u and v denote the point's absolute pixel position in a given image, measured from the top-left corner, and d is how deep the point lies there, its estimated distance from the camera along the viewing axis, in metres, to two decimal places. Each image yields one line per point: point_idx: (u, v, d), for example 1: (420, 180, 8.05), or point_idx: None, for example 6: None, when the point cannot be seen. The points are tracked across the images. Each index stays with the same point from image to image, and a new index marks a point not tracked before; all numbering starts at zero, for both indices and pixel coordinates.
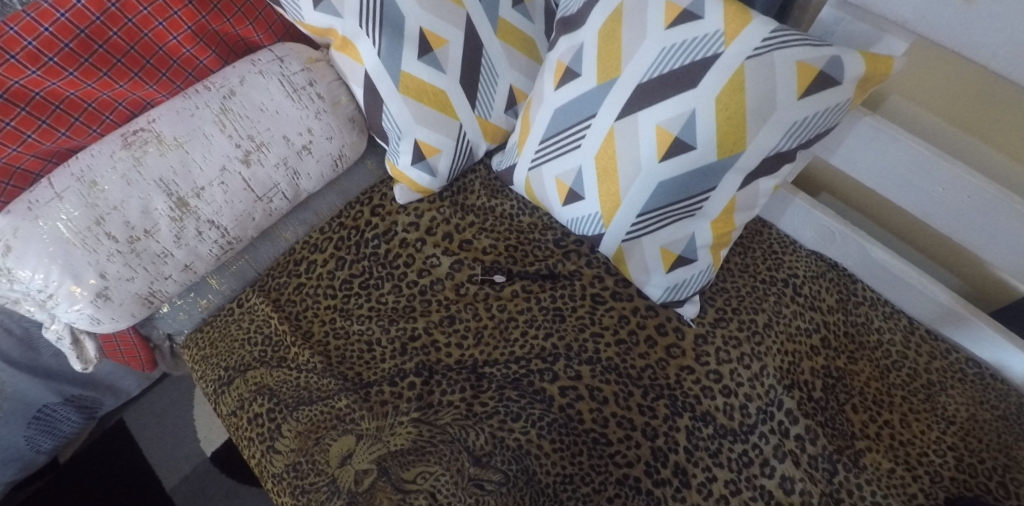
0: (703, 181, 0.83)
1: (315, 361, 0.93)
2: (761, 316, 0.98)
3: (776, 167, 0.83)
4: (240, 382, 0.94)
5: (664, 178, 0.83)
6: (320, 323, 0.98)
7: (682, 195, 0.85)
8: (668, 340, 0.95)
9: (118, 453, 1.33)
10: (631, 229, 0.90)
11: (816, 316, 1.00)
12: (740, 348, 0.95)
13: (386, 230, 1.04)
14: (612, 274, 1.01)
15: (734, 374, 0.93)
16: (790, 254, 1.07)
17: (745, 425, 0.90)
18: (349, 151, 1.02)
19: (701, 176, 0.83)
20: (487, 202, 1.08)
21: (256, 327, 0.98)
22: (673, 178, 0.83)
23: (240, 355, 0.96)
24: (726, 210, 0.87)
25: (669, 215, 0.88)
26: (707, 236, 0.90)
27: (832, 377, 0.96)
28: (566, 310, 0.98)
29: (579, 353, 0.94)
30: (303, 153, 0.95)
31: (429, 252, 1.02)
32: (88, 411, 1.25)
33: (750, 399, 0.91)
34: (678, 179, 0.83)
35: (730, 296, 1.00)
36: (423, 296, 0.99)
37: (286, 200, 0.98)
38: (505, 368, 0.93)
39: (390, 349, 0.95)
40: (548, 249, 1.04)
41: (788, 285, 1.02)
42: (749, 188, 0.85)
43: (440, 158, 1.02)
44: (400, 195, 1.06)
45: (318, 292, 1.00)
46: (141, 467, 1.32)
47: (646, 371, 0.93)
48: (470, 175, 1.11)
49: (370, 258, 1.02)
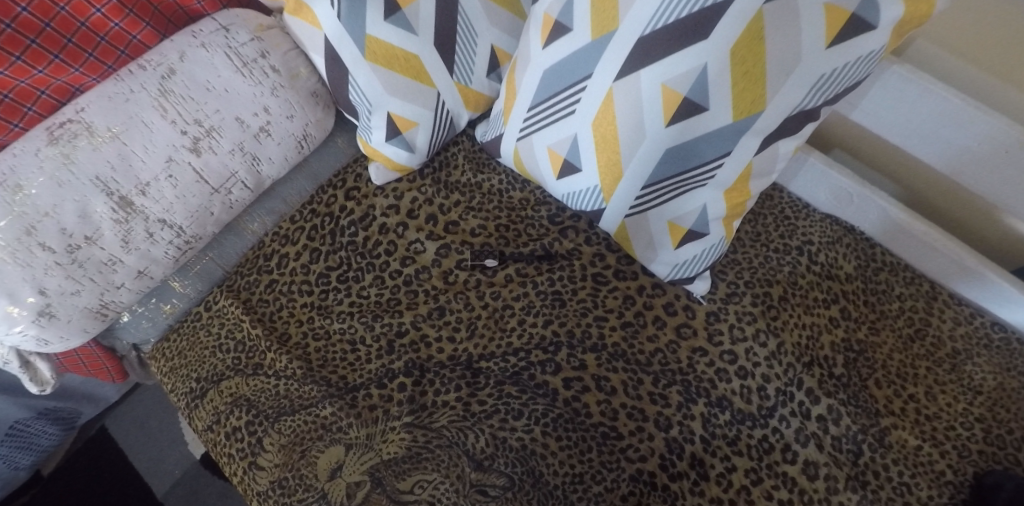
0: (716, 147, 0.74)
1: (294, 367, 0.84)
2: (776, 289, 0.91)
3: (798, 127, 0.74)
4: (214, 394, 0.86)
5: (673, 144, 0.74)
6: (296, 324, 0.89)
7: (692, 163, 0.76)
8: (678, 321, 0.88)
9: (103, 461, 1.26)
10: (636, 203, 0.82)
11: (834, 285, 0.94)
12: (755, 324, 0.88)
13: (363, 215, 0.94)
14: (614, 251, 0.92)
15: (750, 354, 0.86)
16: (803, 219, 1.00)
17: (764, 408, 0.84)
18: (315, 130, 0.91)
19: (712, 140, 0.73)
20: (473, 177, 0.98)
21: (227, 333, 0.89)
22: (681, 144, 0.74)
23: (212, 364, 0.88)
24: (742, 178, 0.77)
25: (678, 185, 0.79)
26: (720, 208, 0.80)
27: (853, 351, 0.90)
28: (566, 294, 0.89)
29: (582, 341, 0.87)
30: (261, 136, 0.84)
31: (412, 238, 0.93)
32: (66, 422, 1.18)
33: (768, 380, 0.85)
34: (687, 146, 0.74)
35: (742, 268, 0.93)
36: (409, 288, 0.90)
37: (249, 190, 0.88)
38: (503, 361, 0.86)
39: (376, 348, 0.86)
40: (543, 227, 0.95)
41: (802, 253, 0.96)
42: (768, 151, 0.76)
43: (418, 132, 0.92)
44: (376, 174, 0.96)
45: (293, 289, 0.91)
46: (129, 474, 1.25)
47: (656, 356, 0.86)
48: (453, 148, 1.01)
49: (347, 248, 0.93)
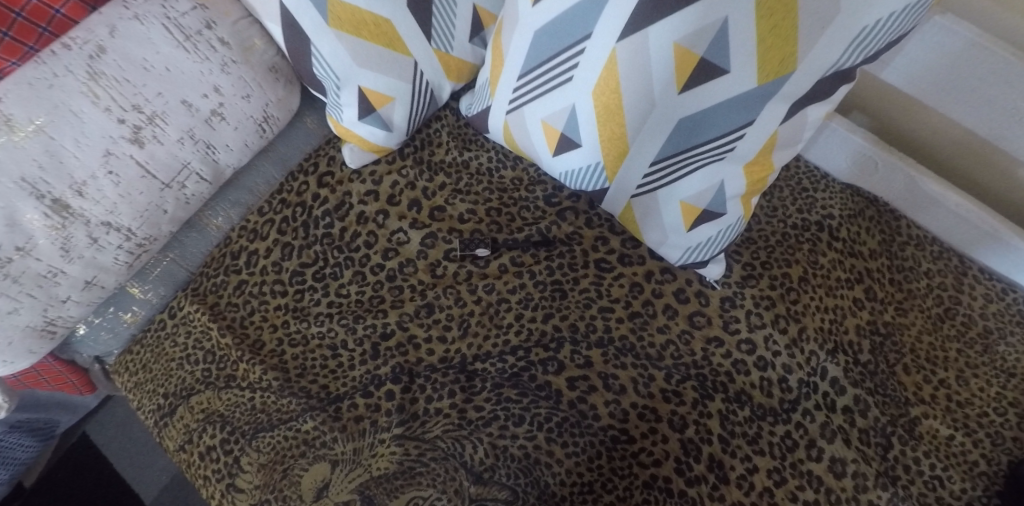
0: (736, 116, 0.64)
1: (270, 378, 0.76)
2: (795, 270, 0.84)
3: (832, 89, 0.63)
4: (184, 411, 0.78)
5: (687, 113, 0.65)
6: (270, 329, 0.80)
7: (708, 136, 0.66)
8: (690, 309, 0.80)
9: (90, 469, 1.19)
10: (645, 181, 0.73)
11: (857, 263, 0.87)
12: (774, 309, 0.81)
13: (339, 204, 0.85)
14: (618, 233, 0.84)
15: (769, 343, 0.79)
16: (822, 190, 0.92)
17: (786, 402, 0.77)
18: (277, 110, 0.81)
19: (732, 109, 0.64)
20: (459, 156, 0.89)
21: (194, 342, 0.81)
22: (696, 113, 0.65)
23: (180, 377, 0.80)
24: (764, 150, 0.68)
25: (692, 160, 0.69)
26: (739, 184, 0.71)
27: (879, 334, 0.83)
28: (567, 284, 0.81)
29: (587, 335, 0.79)
30: (214, 121, 0.74)
31: (394, 227, 0.84)
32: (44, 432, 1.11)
33: (790, 371, 0.78)
34: (703, 115, 0.65)
35: (758, 247, 0.85)
36: (393, 284, 0.82)
37: (206, 183, 0.78)
38: (500, 361, 0.78)
39: (359, 352, 0.78)
40: (539, 210, 0.86)
41: (822, 229, 0.88)
42: (795, 118, 0.66)
43: (394, 107, 0.82)
44: (351, 157, 0.86)
45: (264, 290, 0.82)
46: (117, 481, 1.19)
47: (667, 349, 0.79)
48: (436, 124, 0.90)
49: (323, 241, 0.83)
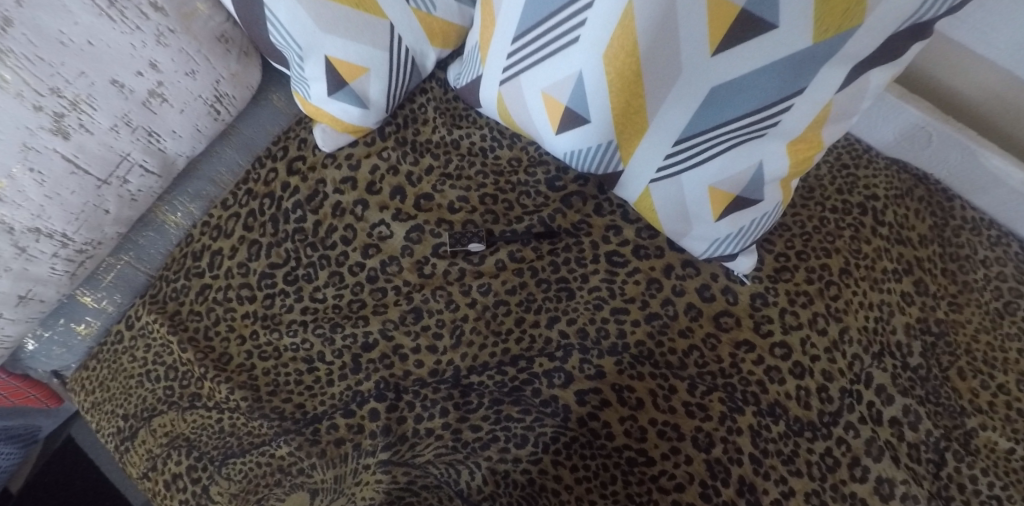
0: (782, 82, 0.52)
1: (237, 398, 0.67)
2: (835, 261, 0.74)
3: (904, 48, 0.51)
4: (146, 435, 0.69)
5: (721, 79, 0.53)
6: (238, 341, 0.70)
7: (746, 108, 0.54)
8: (716, 308, 0.71)
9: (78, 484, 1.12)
10: (666, 163, 0.61)
11: (905, 252, 0.77)
12: (811, 308, 0.71)
13: (311, 194, 0.75)
14: (631, 222, 0.73)
15: (806, 346, 0.69)
16: (865, 166, 0.81)
17: (826, 415, 0.68)
18: (231, 87, 0.70)
19: (778, 73, 0.51)
20: (448, 135, 0.77)
21: (155, 356, 0.72)
22: (732, 78, 0.53)
23: (140, 397, 0.71)
24: (814, 125, 0.55)
25: (725, 138, 0.57)
26: (780, 165, 0.59)
27: (931, 334, 0.74)
28: (575, 282, 0.71)
29: (598, 342, 0.69)
30: (153, 103, 0.63)
31: (375, 220, 0.73)
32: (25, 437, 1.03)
33: (831, 379, 0.69)
34: (741, 81, 0.53)
35: (793, 235, 0.75)
36: (375, 286, 0.71)
37: (153, 176, 0.68)
38: (499, 374, 0.68)
39: (339, 366, 0.68)
40: (541, 196, 0.75)
41: (865, 211, 0.77)
42: (855, 85, 0.53)
43: (369, 80, 0.70)
44: (323, 139, 0.75)
45: (230, 296, 0.72)
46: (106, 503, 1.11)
47: (691, 356, 0.69)
48: (420, 98, 0.79)
49: (295, 237, 0.73)
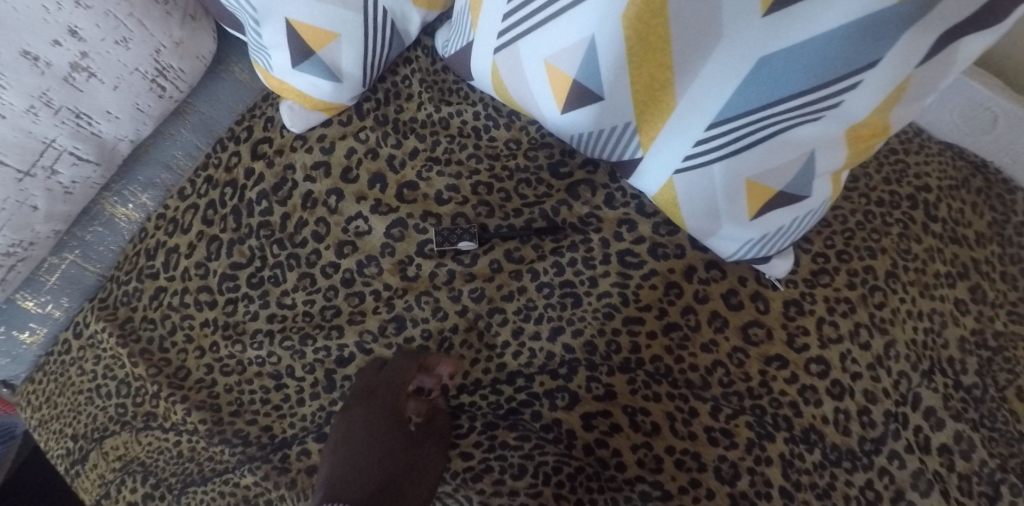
0: (854, 52, 0.40)
1: (195, 421, 0.59)
2: (881, 263, 0.65)
3: (1009, 10, 0.40)
4: (98, 459, 0.62)
5: (772, 46, 0.42)
6: (196, 354, 0.62)
7: (803, 84, 0.43)
8: (744, 317, 0.61)
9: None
10: (694, 151, 0.50)
11: (960, 253, 0.69)
12: (853, 318, 0.62)
13: (278, 183, 0.65)
14: (647, 216, 0.63)
15: (847, 362, 0.60)
16: (915, 153, 0.72)
17: (867, 442, 0.59)
18: (176, 58, 0.59)
19: (849, 40, 0.40)
20: (436, 112, 0.66)
21: (105, 370, 0.63)
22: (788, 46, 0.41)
23: (90, 415, 0.63)
24: (883, 106, 0.44)
25: (772, 121, 0.46)
26: (835, 155, 0.48)
27: (987, 349, 0.66)
28: (582, 287, 0.61)
29: (607, 357, 0.60)
30: (77, 79, 0.53)
31: (351, 213, 0.63)
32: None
33: (874, 401, 0.60)
34: (799, 49, 0.41)
35: (833, 232, 0.66)
36: (351, 290, 0.62)
37: (88, 164, 0.58)
38: (494, 393, 0.60)
39: (310, 383, 0.60)
40: (543, 185, 0.65)
41: (915, 205, 0.69)
42: (940, 57, 0.42)
43: (340, 48, 0.59)
44: (292, 118, 0.65)
45: (187, 301, 0.63)
46: None
47: (714, 373, 0.60)
48: (404, 69, 0.68)
49: (260, 233, 0.64)
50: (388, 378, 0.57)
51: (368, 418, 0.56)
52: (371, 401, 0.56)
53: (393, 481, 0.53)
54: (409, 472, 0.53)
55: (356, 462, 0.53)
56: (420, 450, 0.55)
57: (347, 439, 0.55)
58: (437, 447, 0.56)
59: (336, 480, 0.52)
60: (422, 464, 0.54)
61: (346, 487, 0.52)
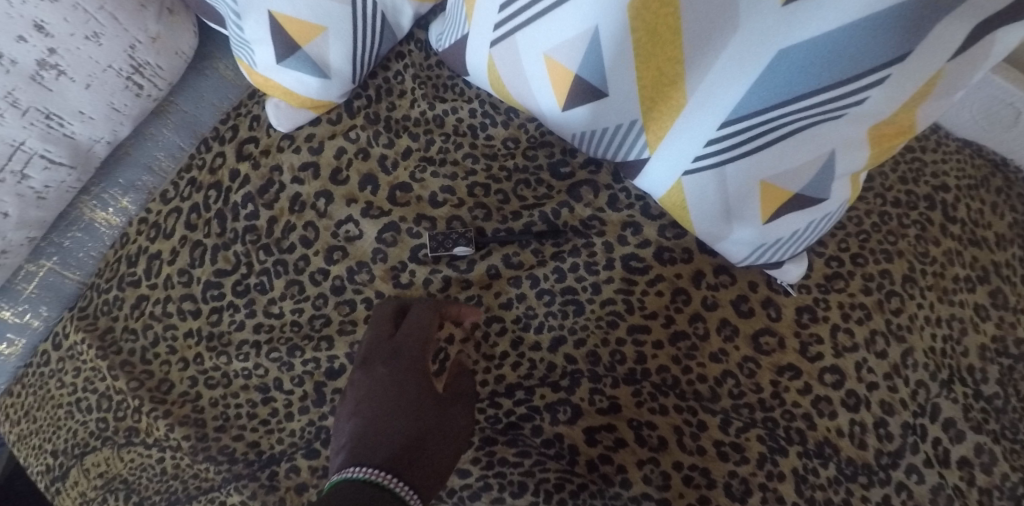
0: (882, 44, 0.37)
1: (178, 437, 0.56)
2: (898, 266, 0.61)
3: None
4: (78, 476, 0.59)
5: (794, 37, 0.38)
6: (180, 366, 0.59)
7: (826, 79, 0.39)
8: (755, 325, 0.58)
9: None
10: (705, 152, 0.47)
11: (980, 255, 0.65)
12: (869, 325, 0.59)
13: (264, 184, 0.61)
14: (653, 219, 0.59)
15: (863, 372, 0.57)
16: (932, 150, 0.69)
17: (885, 455, 0.56)
18: (154, 54, 0.56)
19: (877, 30, 0.36)
20: (430, 109, 0.63)
21: (84, 384, 0.60)
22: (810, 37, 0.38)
23: (70, 430, 0.60)
24: (910, 103, 0.41)
25: (790, 119, 0.42)
26: (857, 154, 0.45)
27: (1008, 357, 0.63)
28: (584, 294, 0.58)
29: (612, 368, 0.57)
30: (46, 77, 0.49)
31: (341, 216, 0.60)
32: None
33: (891, 412, 0.57)
34: (822, 42, 0.38)
35: (848, 234, 0.62)
36: (342, 298, 0.59)
37: (62, 168, 0.55)
38: (493, 407, 0.57)
39: (299, 396, 0.57)
40: (542, 186, 0.62)
41: (933, 205, 0.65)
42: (974, 49, 0.38)
43: (327, 42, 0.56)
44: (277, 116, 0.61)
45: (170, 310, 0.60)
46: None
47: (724, 384, 0.57)
48: (396, 64, 0.64)
49: (246, 238, 0.61)
50: (412, 332, 0.54)
51: (394, 373, 0.51)
52: (395, 357, 0.52)
53: (421, 439, 0.47)
54: (439, 430, 0.48)
55: (380, 418, 0.48)
56: (448, 411, 0.51)
57: (369, 396, 0.50)
58: (465, 410, 0.52)
59: (359, 436, 0.46)
60: (452, 425, 0.50)
61: (371, 443, 0.45)
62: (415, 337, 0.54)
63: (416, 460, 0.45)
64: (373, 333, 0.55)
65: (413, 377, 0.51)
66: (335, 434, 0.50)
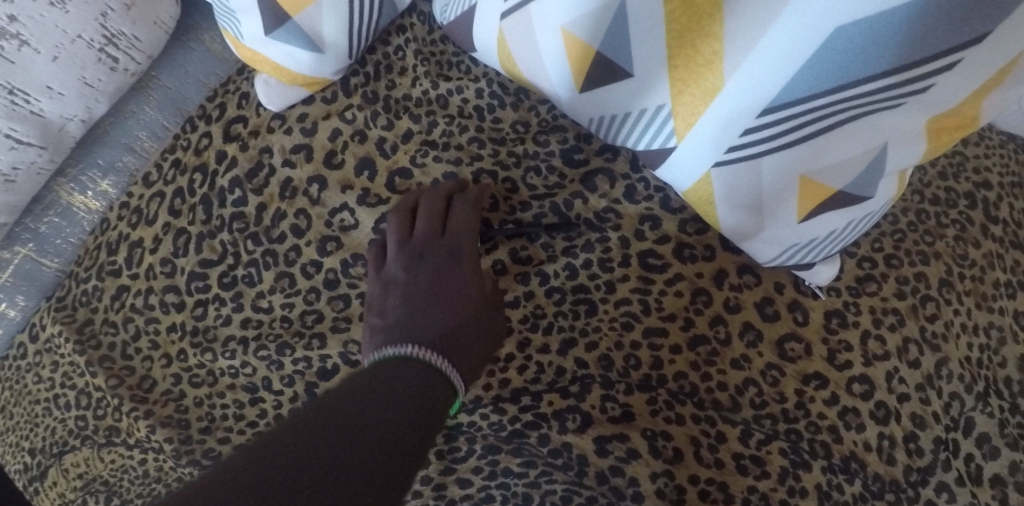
0: (959, 25, 0.32)
1: (160, 439, 0.53)
2: (935, 269, 0.57)
3: None
4: (57, 476, 0.56)
5: (857, 14, 0.33)
6: (163, 362, 0.56)
7: (889, 64, 0.34)
8: (780, 330, 0.54)
9: None
10: (740, 142, 0.42)
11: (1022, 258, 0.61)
12: (903, 332, 0.54)
13: (252, 168, 0.57)
14: (673, 213, 0.55)
15: (894, 383, 0.53)
16: (976, 142, 0.64)
17: (914, 472, 0.52)
18: (129, 23, 0.51)
19: (957, 8, 0.31)
20: (432, 89, 0.58)
21: (63, 380, 0.57)
22: (877, 14, 0.32)
23: (47, 428, 0.57)
24: (978, 93, 0.36)
25: (840, 107, 0.37)
26: (910, 147, 0.40)
27: None
28: (597, 292, 0.54)
29: (625, 374, 0.53)
30: (6, 47, 0.44)
31: (335, 204, 0.56)
32: None
33: (923, 426, 0.53)
34: (888, 23, 0.32)
35: (883, 233, 0.58)
36: (335, 293, 0.55)
37: (31, 148, 0.50)
38: (496, 412, 0.53)
39: (288, 398, 0.53)
40: (554, 174, 0.57)
41: (975, 203, 0.61)
42: None
43: (321, 13, 0.51)
44: (268, 95, 0.57)
45: (152, 303, 0.56)
46: None
47: (745, 393, 0.53)
48: (397, 39, 0.59)
49: (233, 226, 0.56)
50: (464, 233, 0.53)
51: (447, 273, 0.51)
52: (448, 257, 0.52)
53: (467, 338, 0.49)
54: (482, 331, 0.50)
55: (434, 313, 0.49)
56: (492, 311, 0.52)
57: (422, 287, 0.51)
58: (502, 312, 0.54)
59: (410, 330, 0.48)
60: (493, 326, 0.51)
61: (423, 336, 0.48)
62: (471, 239, 0.53)
63: (462, 351, 0.48)
64: (424, 226, 0.53)
65: (464, 279, 0.52)
66: (376, 311, 0.51)
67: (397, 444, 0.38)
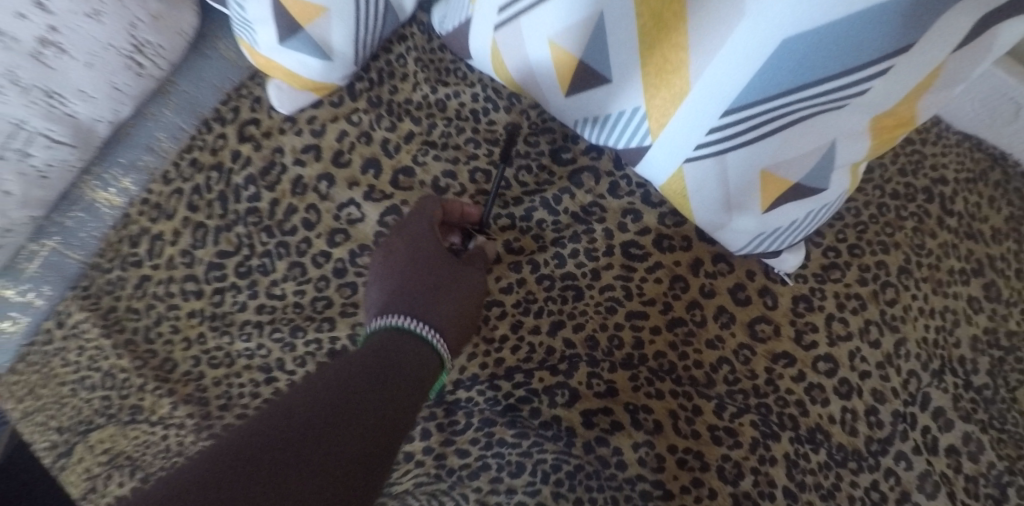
0: (887, 36, 0.37)
1: (183, 415, 0.57)
2: (894, 258, 0.62)
3: None
4: (83, 452, 0.59)
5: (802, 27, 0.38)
6: (183, 345, 0.60)
7: (831, 70, 0.39)
8: (751, 313, 0.59)
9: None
10: (707, 140, 0.46)
11: (976, 248, 0.66)
12: (864, 314, 0.59)
13: (266, 167, 0.62)
14: (652, 206, 0.61)
15: (855, 361, 0.58)
16: (931, 142, 0.70)
17: (875, 442, 0.57)
18: (154, 32, 0.57)
19: (884, 22, 0.37)
20: (432, 94, 0.64)
21: (88, 363, 0.60)
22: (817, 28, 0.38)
23: (75, 408, 0.60)
24: (911, 95, 0.42)
25: (793, 108, 0.43)
26: (856, 144, 0.45)
27: (998, 349, 0.64)
28: (584, 279, 0.59)
29: (609, 353, 0.58)
30: (47, 54, 0.49)
31: (343, 199, 0.61)
32: None
33: (882, 400, 0.58)
34: (829, 34, 0.38)
35: (846, 225, 0.63)
36: (344, 280, 0.60)
37: (64, 147, 0.54)
38: (491, 389, 0.56)
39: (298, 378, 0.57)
40: (543, 171, 0.63)
41: (931, 198, 0.66)
42: (975, 43, 0.39)
43: (330, 23, 0.56)
44: (281, 100, 0.62)
45: (172, 291, 0.60)
46: None
47: (719, 371, 0.58)
48: (399, 47, 0.65)
49: (248, 220, 0.61)
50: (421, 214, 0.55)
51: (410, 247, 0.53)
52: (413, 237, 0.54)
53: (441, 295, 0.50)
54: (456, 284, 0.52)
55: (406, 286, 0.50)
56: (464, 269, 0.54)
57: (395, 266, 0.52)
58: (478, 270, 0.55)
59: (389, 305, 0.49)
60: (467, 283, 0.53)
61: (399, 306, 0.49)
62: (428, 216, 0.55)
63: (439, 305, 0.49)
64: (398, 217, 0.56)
65: (429, 249, 0.53)
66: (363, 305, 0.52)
67: (385, 408, 0.40)
